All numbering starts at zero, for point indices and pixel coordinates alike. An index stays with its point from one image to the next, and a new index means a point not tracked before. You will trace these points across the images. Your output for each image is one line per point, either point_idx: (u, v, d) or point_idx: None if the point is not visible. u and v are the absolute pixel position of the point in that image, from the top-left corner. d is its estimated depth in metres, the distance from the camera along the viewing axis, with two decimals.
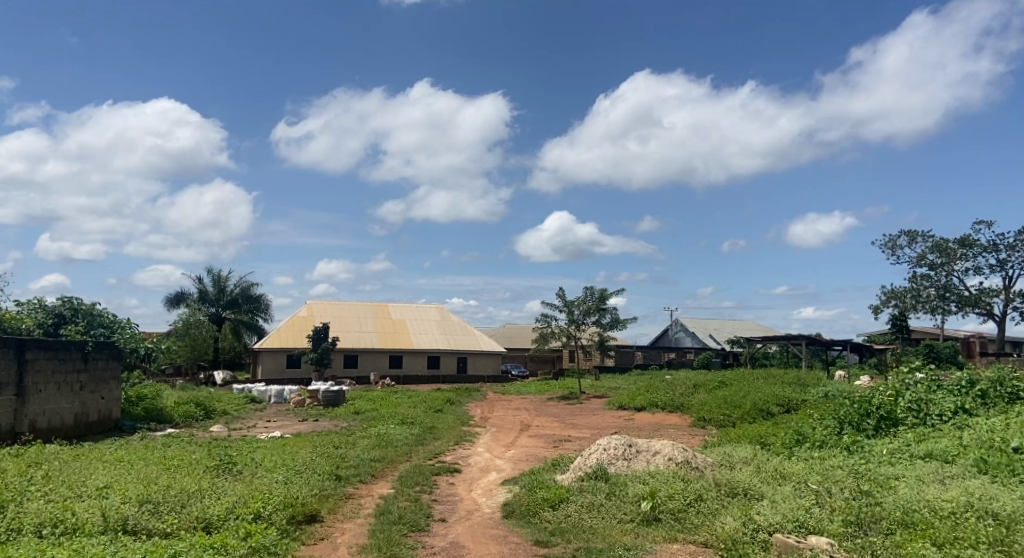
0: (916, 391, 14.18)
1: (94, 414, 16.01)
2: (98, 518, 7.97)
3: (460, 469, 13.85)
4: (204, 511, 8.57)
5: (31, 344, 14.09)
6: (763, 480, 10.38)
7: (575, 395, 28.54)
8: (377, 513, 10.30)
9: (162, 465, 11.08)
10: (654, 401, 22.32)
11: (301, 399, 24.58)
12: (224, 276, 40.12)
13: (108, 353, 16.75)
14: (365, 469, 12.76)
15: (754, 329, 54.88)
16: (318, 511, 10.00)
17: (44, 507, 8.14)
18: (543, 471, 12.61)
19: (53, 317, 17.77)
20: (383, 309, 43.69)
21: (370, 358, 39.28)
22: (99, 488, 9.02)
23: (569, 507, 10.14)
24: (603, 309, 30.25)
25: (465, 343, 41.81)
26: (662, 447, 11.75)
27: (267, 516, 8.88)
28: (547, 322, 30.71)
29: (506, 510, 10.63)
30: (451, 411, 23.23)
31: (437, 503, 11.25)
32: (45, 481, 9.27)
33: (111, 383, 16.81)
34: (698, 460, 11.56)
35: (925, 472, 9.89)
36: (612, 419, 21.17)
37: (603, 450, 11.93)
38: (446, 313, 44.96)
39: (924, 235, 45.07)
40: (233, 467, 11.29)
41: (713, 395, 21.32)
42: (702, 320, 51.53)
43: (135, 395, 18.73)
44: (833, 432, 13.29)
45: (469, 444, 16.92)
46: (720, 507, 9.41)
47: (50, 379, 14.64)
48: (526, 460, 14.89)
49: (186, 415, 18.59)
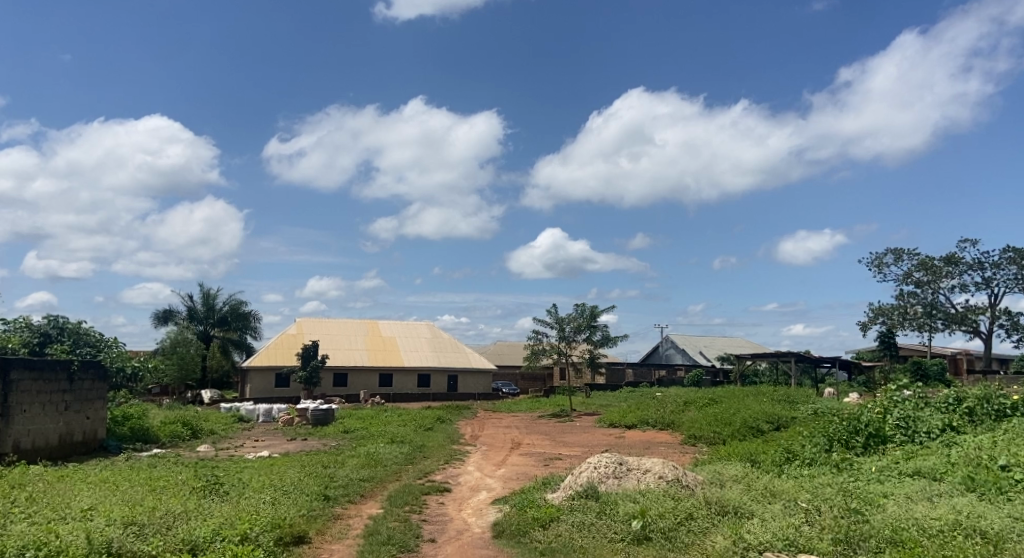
0: (904, 408, 14.21)
1: (78, 435, 15.83)
2: (81, 542, 7.81)
3: (449, 488, 13.76)
4: (190, 533, 8.48)
5: (15, 363, 13.94)
6: (753, 498, 10.36)
7: (566, 413, 28.44)
8: (364, 534, 10.22)
9: (147, 486, 10.95)
10: (644, 419, 22.31)
11: (289, 418, 24.42)
12: (212, 293, 39.85)
13: (94, 373, 16.60)
14: (353, 489, 12.65)
15: (744, 346, 54.85)
16: (305, 532, 9.93)
17: (27, 530, 8.00)
18: (533, 490, 12.55)
19: (39, 336, 17.58)
20: (372, 326, 43.57)
21: (359, 376, 39.16)
22: (82, 510, 8.92)
23: (559, 527, 10.08)
24: (594, 326, 30.27)
25: (455, 360, 41.70)
26: (652, 466, 11.77)
27: (254, 538, 8.80)
28: (538, 339, 30.65)
29: (496, 530, 10.58)
30: (440, 429, 23.15)
31: (426, 523, 11.17)
32: (29, 504, 9.14)
33: (97, 403, 16.64)
34: (688, 478, 11.56)
35: (913, 490, 9.90)
36: (603, 437, 21.12)
37: (593, 468, 11.89)
38: (436, 331, 44.85)
39: (910, 253, 45.38)
40: (219, 488, 11.18)
41: (703, 412, 21.28)
42: (693, 338, 51.59)
43: (120, 415, 18.54)
44: (821, 449, 13.28)
45: (458, 463, 16.85)
46: (709, 526, 9.40)
47: (35, 399, 14.48)
48: (516, 479, 14.81)
49: (173, 436, 18.44)
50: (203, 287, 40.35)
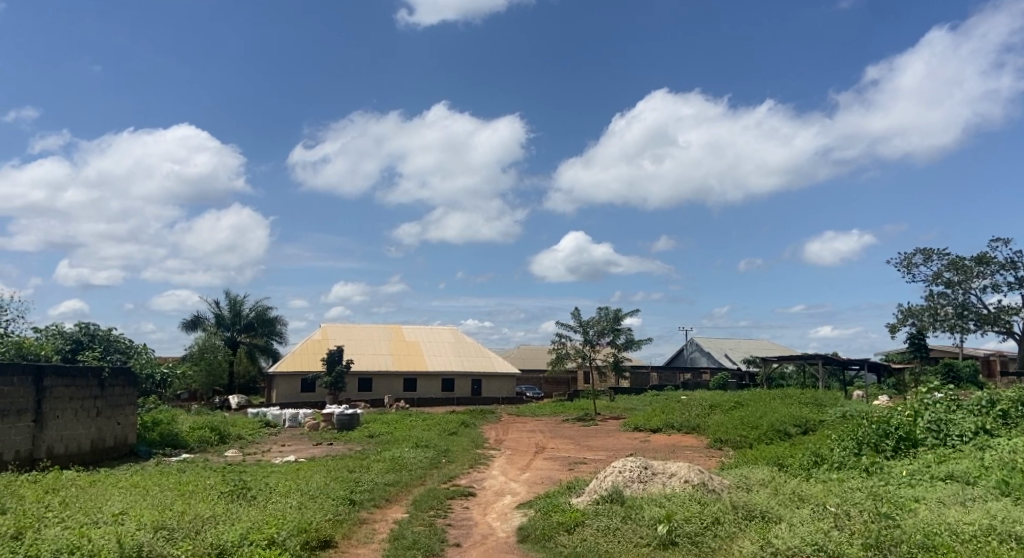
0: (935, 411, 13.96)
1: (110, 440, 16.08)
2: (113, 544, 7.91)
3: (474, 493, 13.77)
4: (218, 537, 8.58)
5: (48, 371, 14.19)
6: (781, 503, 10.26)
7: (590, 416, 28.35)
8: (390, 538, 10.27)
9: (177, 491, 11.11)
10: (670, 422, 22.18)
11: (315, 423, 24.62)
12: (239, 300, 40.11)
13: (124, 379, 16.83)
14: (379, 493, 12.73)
15: (770, 349, 54.30)
16: (331, 537, 9.99)
17: (60, 534, 8.08)
18: (558, 494, 12.53)
19: (71, 343, 17.84)
20: (396, 331, 43.83)
21: (384, 381, 39.36)
22: (114, 514, 9.05)
23: (585, 531, 10.06)
24: (618, 329, 30.17)
25: (478, 364, 41.76)
26: (678, 470, 11.70)
27: (281, 542, 8.89)
28: (562, 342, 30.65)
29: (521, 535, 10.58)
30: (465, 434, 23.20)
31: (451, 528, 11.20)
32: (62, 508, 9.31)
33: (127, 409, 16.87)
34: (714, 482, 11.48)
35: (945, 495, 9.75)
36: (628, 441, 21.04)
37: (618, 472, 11.86)
38: (460, 335, 44.96)
39: (940, 254, 44.68)
40: (247, 492, 11.33)
41: (730, 416, 21.09)
42: (718, 341, 51.19)
43: (150, 420, 18.80)
44: (851, 453, 13.12)
45: (483, 467, 16.88)
46: (736, 531, 9.33)
47: (67, 406, 14.72)
48: (540, 484, 14.79)
49: (202, 441, 18.64)
50: (230, 293, 40.77)
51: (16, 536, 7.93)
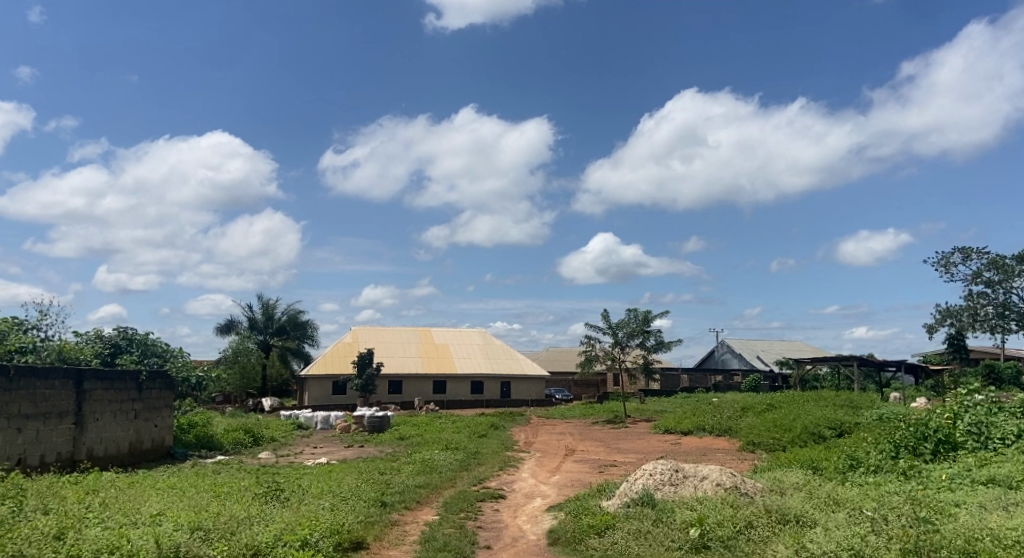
0: (975, 413, 13.66)
1: (147, 442, 16.34)
2: (151, 545, 8.04)
3: (504, 495, 13.78)
4: (253, 537, 8.70)
5: (88, 374, 14.46)
6: (816, 507, 10.13)
7: (620, 419, 28.23)
8: (420, 540, 10.31)
9: (213, 492, 11.27)
10: (701, 425, 22.00)
11: (347, 425, 24.81)
12: (272, 304, 40.82)
13: (161, 382, 17.09)
14: (409, 495, 12.79)
15: (804, 350, 53.65)
16: (363, 538, 10.06)
17: (100, 534, 8.23)
18: (588, 497, 12.48)
19: (110, 347, 18.16)
20: (425, 334, 44.01)
21: (414, 384, 39.53)
22: (152, 515, 9.19)
23: (615, 534, 10.01)
24: (647, 332, 29.99)
25: (507, 367, 41.75)
26: (709, 473, 11.60)
27: (314, 543, 8.98)
28: (591, 345, 30.58)
29: (552, 537, 10.58)
30: (495, 436, 23.20)
31: (482, 530, 11.20)
32: (102, 508, 9.48)
33: (164, 411, 17.13)
34: (747, 486, 11.37)
35: (986, 499, 9.55)
36: (658, 444, 20.91)
37: (649, 475, 11.79)
38: (488, 338, 45.03)
39: (979, 252, 43.78)
40: (280, 494, 11.46)
41: (762, 418, 20.86)
42: (750, 342, 50.69)
43: (186, 423, 19.05)
44: (888, 456, 12.92)
45: (513, 470, 16.88)
46: (770, 535, 9.22)
47: (106, 408, 14.99)
48: (570, 486, 14.75)
49: (236, 443, 18.87)
50: (263, 297, 41.32)
51: (58, 536, 8.07)
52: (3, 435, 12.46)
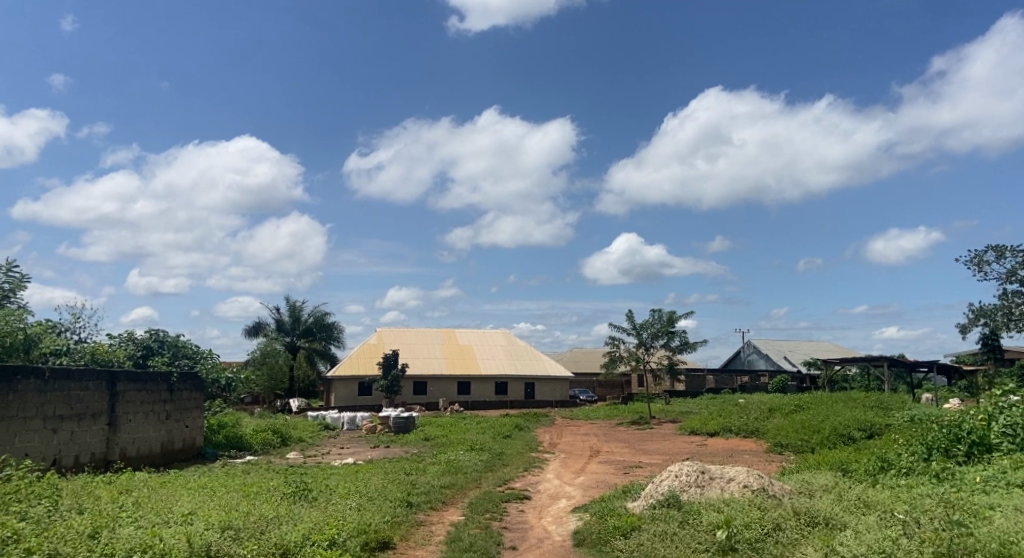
0: (1011, 415, 13.40)
1: (178, 443, 16.56)
2: (183, 544, 8.14)
3: (529, 496, 13.78)
4: (282, 537, 8.78)
5: (121, 376, 14.69)
6: (846, 509, 10.02)
7: (646, 420, 28.10)
8: (447, 540, 10.35)
9: (243, 492, 11.39)
10: (727, 426, 21.84)
11: (372, 426, 24.96)
12: (299, 306, 41.32)
13: (192, 384, 17.31)
14: (435, 495, 12.84)
15: (833, 350, 53.06)
16: (390, 538, 10.12)
17: (134, 534, 8.34)
18: (614, 498, 12.46)
19: (142, 349, 18.42)
20: (449, 335, 44.14)
21: (438, 385, 39.67)
22: (184, 514, 9.31)
23: (642, 536, 9.97)
24: (672, 332, 29.84)
25: (531, 368, 41.74)
26: (736, 474, 11.52)
27: (341, 543, 9.05)
28: (615, 345, 30.50)
29: (577, 538, 10.58)
30: (519, 437, 23.22)
31: (507, 531, 11.22)
32: (136, 508, 9.63)
33: (195, 412, 17.35)
34: (775, 488, 11.27)
35: (1022, 502, 9.38)
36: (684, 445, 20.80)
37: (675, 477, 11.75)
38: (512, 339, 45.08)
39: (1014, 251, 42.97)
40: (308, 493, 11.57)
41: (790, 420, 20.66)
42: (777, 343, 50.21)
43: (215, 424, 19.28)
44: (920, 458, 12.75)
45: (537, 471, 16.88)
46: (799, 537, 9.14)
47: (139, 409, 15.20)
48: (596, 488, 14.72)
49: (265, 443, 19.06)
50: (290, 300, 41.76)
51: (93, 535, 8.20)
52: (39, 435, 12.68)
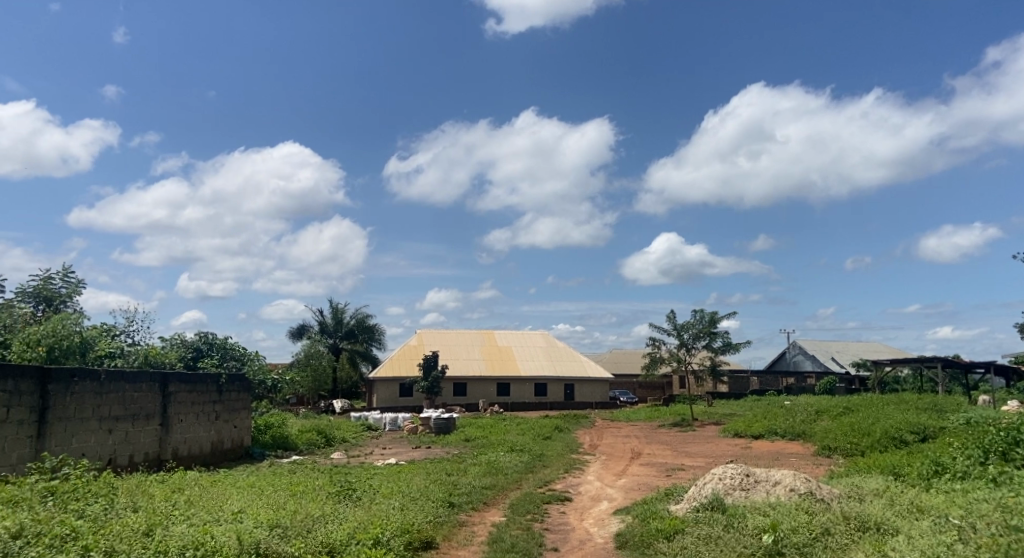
0: None
1: (227, 442, 16.83)
2: (233, 542, 8.24)
3: (570, 497, 13.70)
4: (328, 536, 8.84)
5: (172, 378, 14.97)
6: (897, 514, 9.76)
7: (688, 422, 27.82)
8: (489, 541, 10.33)
9: (289, 491, 11.51)
10: (773, 429, 21.49)
11: (414, 427, 25.12)
12: (341, 308, 41.59)
13: (239, 385, 17.57)
14: (477, 496, 12.83)
15: (882, 351, 51.90)
16: (432, 538, 10.12)
17: (186, 531, 8.46)
18: (656, 501, 12.33)
19: (192, 351, 18.77)
20: (489, 337, 44.22)
21: (478, 386, 39.77)
22: (233, 512, 9.44)
23: (685, 539, 9.83)
24: (714, 333, 29.46)
25: (571, 369, 41.59)
26: (782, 478, 11.30)
27: (385, 542, 9.09)
28: (656, 346, 30.25)
29: (619, 541, 10.49)
30: (560, 438, 23.15)
31: (549, 532, 11.16)
32: (187, 506, 9.79)
33: (243, 413, 17.61)
34: (823, 491, 11.03)
35: None
36: (729, 448, 20.51)
37: (719, 480, 11.57)
38: (551, 340, 45.00)
39: None
40: (352, 493, 11.64)
41: (838, 422, 20.23)
42: (824, 344, 49.26)
43: (262, 424, 19.57)
44: (976, 462, 12.37)
45: (579, 472, 16.78)
46: (849, 543, 8.92)
47: (190, 410, 15.48)
48: (638, 490, 14.56)
49: (310, 443, 19.28)
50: (332, 302, 42.21)
51: (147, 532, 8.34)
52: (95, 436, 12.94)
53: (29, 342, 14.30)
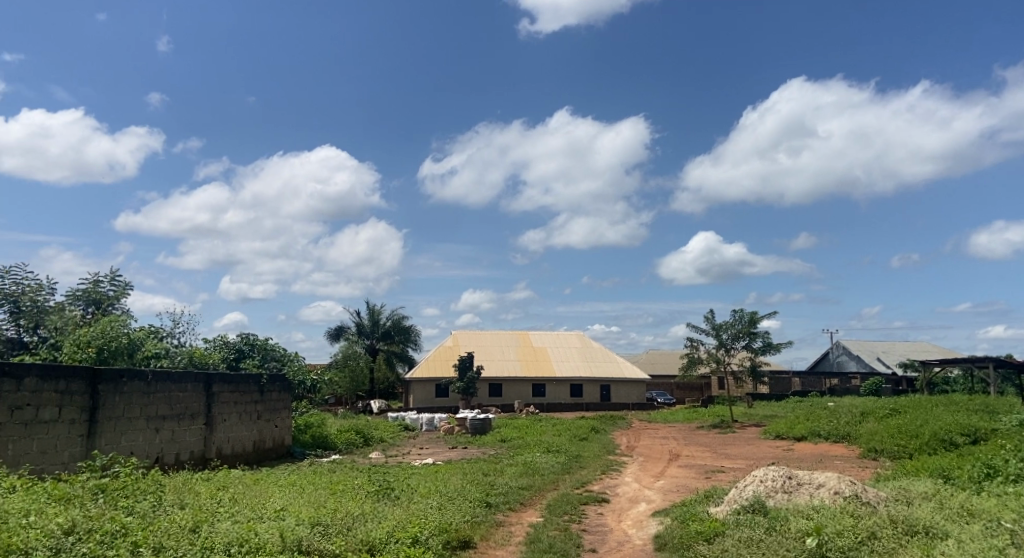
0: None
1: (269, 442, 17.01)
2: (277, 539, 8.31)
3: (608, 499, 13.58)
4: (368, 534, 8.85)
5: (216, 378, 15.18)
6: (947, 517, 9.49)
7: (727, 424, 27.48)
8: (527, 541, 10.27)
9: (329, 489, 11.56)
10: (815, 430, 21.10)
11: (450, 427, 25.17)
12: (378, 309, 41.76)
13: (280, 385, 17.74)
14: (514, 496, 12.78)
15: (930, 351, 50.74)
16: (471, 538, 10.09)
17: (231, 528, 8.55)
18: (696, 503, 12.16)
19: (235, 352, 19.01)
20: (523, 337, 44.17)
21: (514, 387, 39.76)
22: (276, 510, 9.51)
23: (726, 542, 9.66)
24: (754, 333, 29.05)
25: (607, 370, 41.35)
26: (826, 480, 11.07)
27: (424, 541, 9.09)
28: (694, 347, 29.93)
29: (658, 542, 10.36)
30: (596, 440, 23.03)
31: (587, 533, 11.07)
32: (232, 503, 9.89)
33: (283, 412, 17.79)
34: (869, 494, 10.76)
35: None
36: (770, 449, 20.19)
37: (760, 482, 11.37)
38: (587, 340, 44.80)
39: None
40: (391, 492, 11.66)
41: (884, 424, 19.79)
42: (869, 344, 48.32)
43: (302, 423, 19.76)
44: None
45: (616, 473, 16.64)
46: (897, 547, 8.69)
47: (233, 409, 15.68)
48: (676, 492, 14.38)
49: (349, 443, 19.41)
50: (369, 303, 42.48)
51: (194, 529, 8.44)
52: (144, 435, 13.16)
53: (80, 344, 14.66)
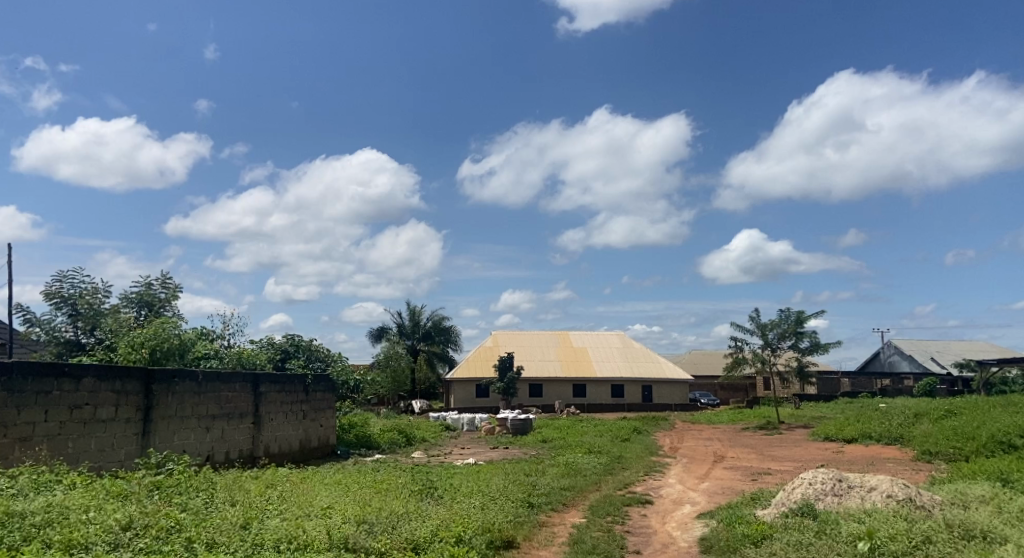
0: None
1: (314, 441, 17.19)
2: (323, 536, 8.37)
3: (652, 500, 13.42)
4: (412, 532, 8.87)
5: (263, 378, 15.38)
6: (1006, 522, 9.17)
7: (773, 425, 27.04)
8: (570, 542, 10.20)
9: (374, 488, 11.61)
10: (866, 432, 20.62)
11: (492, 427, 25.21)
12: (418, 310, 42.09)
13: (325, 385, 17.91)
14: (556, 497, 12.71)
15: (987, 350, 49.30)
16: (514, 538, 10.05)
17: (278, 525, 8.64)
18: (742, 505, 11.95)
19: (281, 352, 19.26)
20: (563, 337, 44.07)
21: (554, 387, 39.69)
22: (322, 508, 9.58)
23: (774, 545, 9.46)
24: (801, 333, 28.53)
25: (649, 370, 41.01)
26: (878, 483, 10.79)
27: (468, 540, 9.08)
28: (739, 347, 29.50)
29: (704, 545, 10.20)
30: (638, 440, 22.85)
31: (631, 535, 10.95)
32: (280, 501, 9.99)
33: (328, 412, 17.96)
34: (923, 498, 10.45)
35: None
36: (818, 451, 19.79)
37: (809, 484, 11.12)
38: (628, 340, 44.51)
39: None
40: (435, 491, 11.67)
41: (939, 426, 19.25)
42: (923, 344, 47.14)
43: (347, 423, 19.94)
44: None
45: (659, 475, 16.46)
46: (953, 552, 8.42)
47: (280, 409, 15.88)
48: (721, 494, 14.16)
49: (392, 443, 19.53)
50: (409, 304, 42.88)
51: (244, 525, 8.54)
52: (195, 433, 13.39)
53: (134, 344, 14.89)
